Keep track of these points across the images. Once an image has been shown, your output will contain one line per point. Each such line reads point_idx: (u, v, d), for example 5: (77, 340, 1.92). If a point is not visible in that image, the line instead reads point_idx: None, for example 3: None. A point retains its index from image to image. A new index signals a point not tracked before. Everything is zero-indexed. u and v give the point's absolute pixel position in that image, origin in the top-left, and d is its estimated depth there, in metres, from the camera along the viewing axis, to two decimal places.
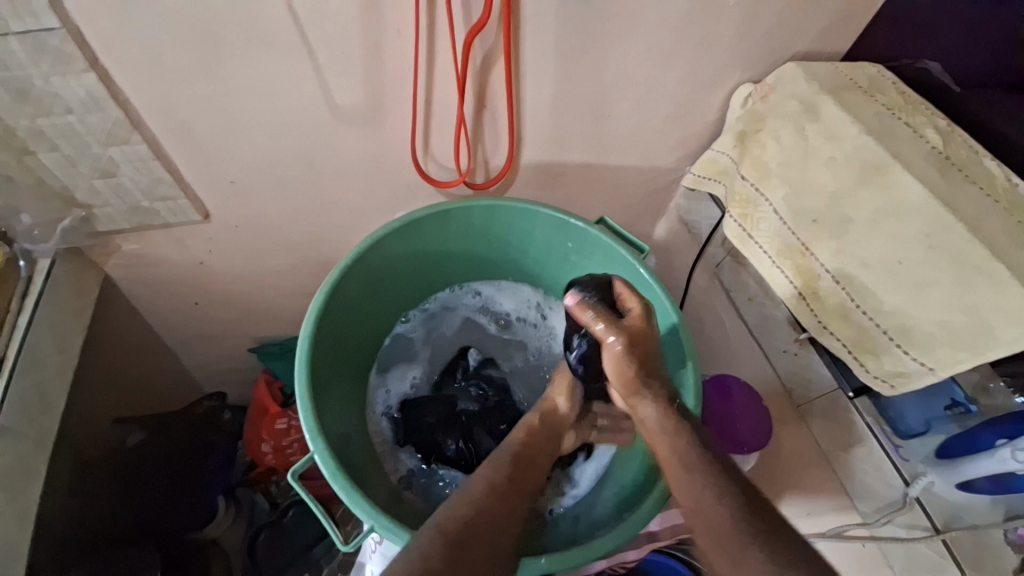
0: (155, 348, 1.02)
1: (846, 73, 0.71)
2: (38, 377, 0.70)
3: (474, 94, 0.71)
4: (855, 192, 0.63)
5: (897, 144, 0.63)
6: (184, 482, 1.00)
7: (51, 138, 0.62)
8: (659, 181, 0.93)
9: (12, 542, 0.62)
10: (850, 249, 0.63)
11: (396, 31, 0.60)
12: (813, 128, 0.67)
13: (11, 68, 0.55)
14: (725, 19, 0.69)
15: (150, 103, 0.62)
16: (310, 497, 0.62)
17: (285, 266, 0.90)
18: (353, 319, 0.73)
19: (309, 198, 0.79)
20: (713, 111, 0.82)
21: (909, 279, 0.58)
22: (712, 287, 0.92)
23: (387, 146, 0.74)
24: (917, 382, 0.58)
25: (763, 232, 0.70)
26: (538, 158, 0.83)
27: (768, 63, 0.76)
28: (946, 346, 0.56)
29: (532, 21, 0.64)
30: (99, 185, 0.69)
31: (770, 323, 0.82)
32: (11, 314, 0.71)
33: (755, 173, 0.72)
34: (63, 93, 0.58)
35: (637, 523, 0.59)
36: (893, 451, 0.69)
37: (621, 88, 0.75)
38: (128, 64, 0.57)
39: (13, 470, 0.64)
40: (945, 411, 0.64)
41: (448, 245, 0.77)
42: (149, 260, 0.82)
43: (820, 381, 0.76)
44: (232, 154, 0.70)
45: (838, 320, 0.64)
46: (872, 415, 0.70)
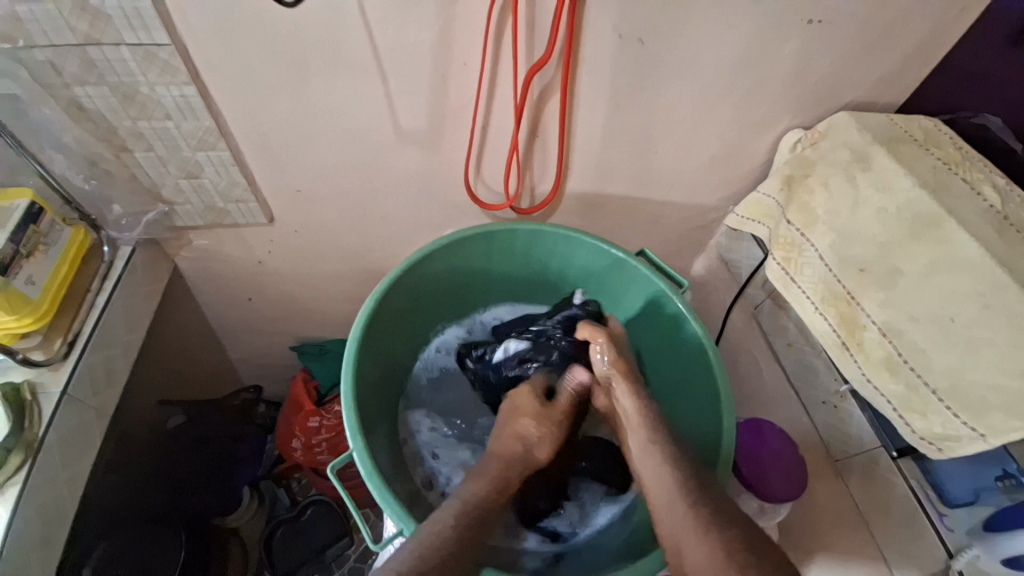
0: (207, 337, 1.08)
1: (901, 126, 0.71)
2: (106, 351, 0.76)
3: (528, 125, 0.75)
4: (906, 244, 0.62)
5: (953, 199, 0.62)
6: (214, 471, 1.05)
7: (148, 139, 0.70)
8: (700, 218, 0.94)
9: (61, 502, 0.66)
10: (898, 302, 0.61)
11: (463, 63, 0.65)
12: (863, 177, 0.67)
13: (123, 75, 0.62)
14: (779, 66, 0.71)
15: (237, 115, 0.68)
16: (345, 494, 0.62)
17: (335, 272, 0.95)
18: (396, 326, 0.75)
19: (364, 210, 0.84)
20: (761, 154, 0.83)
21: (959, 337, 0.56)
22: (748, 328, 0.91)
23: (441, 167, 0.78)
24: (966, 447, 0.56)
25: (807, 278, 0.70)
26: (583, 188, 0.86)
27: (819, 111, 0.77)
28: (999, 412, 0.53)
29: (589, 60, 0.67)
30: (183, 184, 0.76)
31: (810, 370, 0.80)
32: (90, 293, 0.76)
33: (801, 219, 0.72)
34: (164, 100, 0.65)
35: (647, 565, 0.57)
36: (937, 519, 0.65)
37: (669, 126, 0.77)
38: (224, 80, 0.64)
39: (74, 436, 0.69)
40: (994, 482, 0.61)
41: (490, 264, 0.80)
42: (213, 255, 0.89)
43: (860, 436, 0.73)
44: (301, 164, 0.76)
45: (884, 374, 0.62)
46: (917, 479, 0.67)
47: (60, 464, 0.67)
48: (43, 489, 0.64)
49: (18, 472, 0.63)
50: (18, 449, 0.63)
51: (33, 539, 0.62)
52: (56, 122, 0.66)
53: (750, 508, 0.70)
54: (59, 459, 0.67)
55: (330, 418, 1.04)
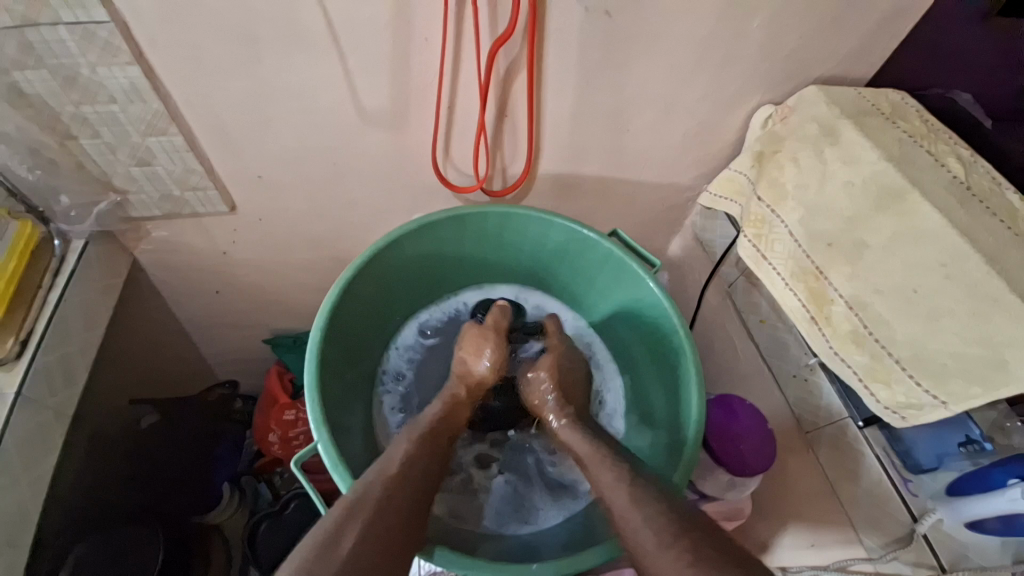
0: (175, 332, 1.05)
1: (868, 99, 0.71)
2: (63, 350, 0.72)
3: (496, 104, 0.73)
4: (872, 217, 0.62)
5: (917, 171, 0.62)
6: (191, 469, 1.05)
7: (93, 125, 0.66)
8: (673, 197, 0.94)
9: (26, 506, 0.64)
10: (864, 275, 0.62)
11: (424, 40, 0.63)
12: (830, 152, 0.67)
13: (62, 57, 0.58)
14: (748, 40, 0.70)
15: (189, 97, 0.65)
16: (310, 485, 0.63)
17: (304, 261, 0.93)
18: (366, 315, 0.74)
19: (332, 196, 0.81)
20: (732, 131, 0.83)
21: (922, 307, 0.57)
22: (723, 306, 0.92)
23: (407, 149, 0.76)
24: (928, 415, 0.57)
25: (777, 254, 0.70)
26: (555, 169, 0.84)
27: (789, 86, 0.76)
28: (960, 379, 0.54)
29: (555, 35, 0.66)
30: (136, 172, 0.72)
31: (781, 346, 0.81)
32: (40, 290, 0.72)
33: (770, 195, 0.72)
34: (108, 83, 0.61)
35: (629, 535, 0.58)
36: (902, 485, 0.67)
37: (639, 104, 0.76)
38: (170, 58, 0.60)
39: (32, 437, 0.66)
40: (958, 448, 0.63)
41: (462, 249, 0.78)
42: (176, 246, 0.86)
43: (829, 408, 0.74)
44: (261, 149, 0.73)
45: (850, 347, 0.62)
46: (881, 446, 0.68)
47: (21, 466, 0.65)
48: (3, 493, 0.62)
49: None
50: None
51: None
52: None
53: (722, 482, 0.72)
54: (19, 461, 0.64)
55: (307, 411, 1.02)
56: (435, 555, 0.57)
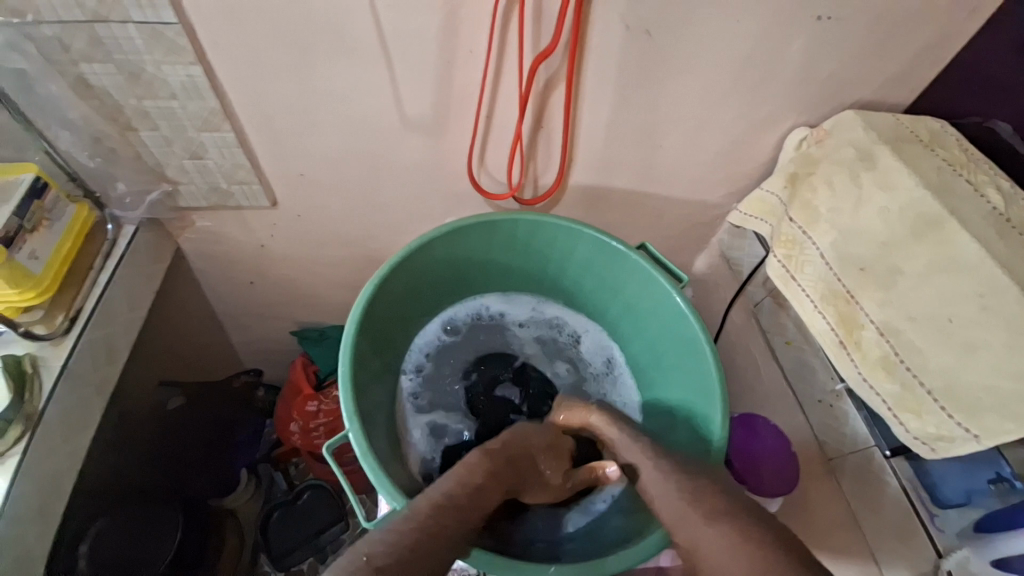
0: (208, 319, 1.09)
1: (907, 125, 0.71)
2: (107, 329, 0.76)
3: (532, 115, 0.75)
4: (907, 245, 0.62)
5: (956, 200, 0.61)
6: (213, 451, 1.09)
7: (153, 118, 0.70)
8: (702, 214, 0.94)
9: (61, 475, 0.68)
10: (898, 302, 0.61)
11: (468, 51, 0.65)
12: (867, 177, 0.67)
13: (130, 53, 0.62)
14: (787, 62, 0.70)
15: (242, 96, 0.68)
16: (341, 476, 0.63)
17: (337, 258, 0.96)
18: (395, 313, 0.76)
19: (367, 196, 0.84)
20: (766, 152, 0.83)
21: (957, 338, 0.56)
22: (748, 326, 0.91)
23: (444, 155, 0.78)
24: (958, 448, 0.56)
25: (807, 275, 0.69)
26: (586, 180, 0.86)
27: (827, 109, 0.76)
28: (994, 413, 0.53)
29: (595, 50, 0.67)
30: (187, 165, 0.76)
31: (807, 369, 0.80)
32: (92, 271, 0.76)
33: (803, 216, 0.72)
34: (169, 79, 0.65)
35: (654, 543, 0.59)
36: (929, 520, 0.65)
37: (673, 121, 0.77)
38: (228, 58, 0.64)
39: (72, 410, 0.70)
40: (987, 484, 0.62)
41: (491, 254, 0.80)
42: (217, 237, 0.90)
43: (854, 435, 0.73)
44: (304, 147, 0.76)
45: (879, 373, 0.61)
46: (909, 479, 0.67)
47: (60, 438, 0.68)
48: (44, 461, 0.65)
49: (16, 444, 0.64)
50: (19, 421, 0.64)
51: (32, 510, 0.63)
52: (61, 98, 0.66)
53: None
54: (58, 433, 0.68)
55: (329, 403, 1.05)
56: (473, 555, 0.57)
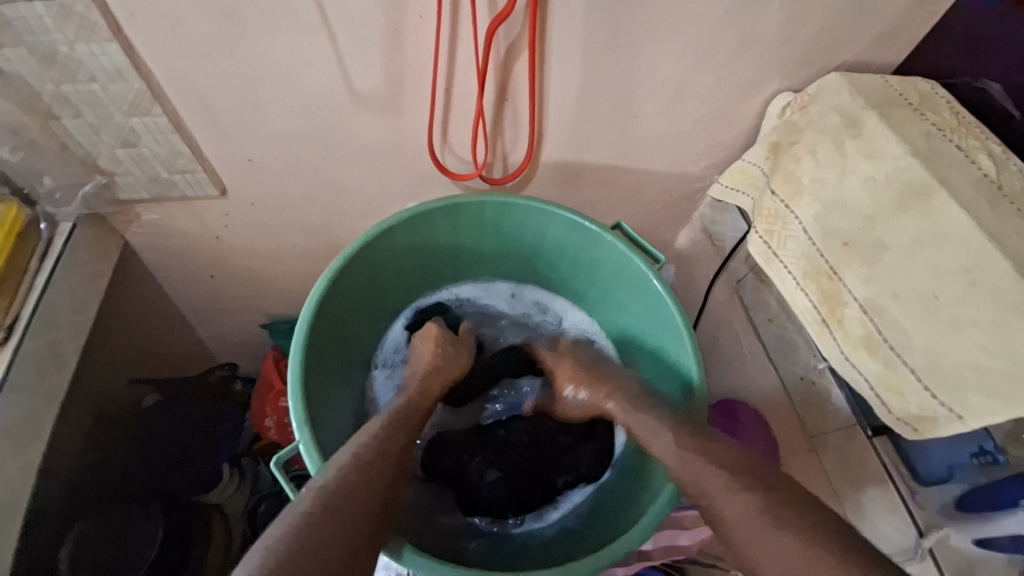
0: (171, 315, 1.04)
1: (895, 87, 0.66)
2: (50, 337, 0.71)
3: (495, 87, 0.69)
4: (893, 217, 0.58)
5: (945, 168, 0.58)
6: (192, 449, 1.05)
7: (75, 105, 0.63)
8: (683, 188, 0.90)
9: (14, 493, 0.63)
10: (882, 278, 0.58)
11: (418, 17, 0.59)
12: (852, 145, 0.63)
13: (39, 33, 0.55)
14: (768, 22, 0.65)
15: (172, 76, 0.62)
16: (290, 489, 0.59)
17: (300, 247, 0.91)
18: (359, 306, 0.72)
19: (326, 181, 0.78)
20: (747, 120, 0.78)
21: (943, 317, 0.53)
22: (730, 303, 0.89)
23: (404, 134, 0.73)
24: (942, 428, 0.54)
25: (789, 251, 0.66)
26: (559, 156, 0.81)
27: (811, 72, 0.71)
28: (978, 393, 0.51)
29: (559, 13, 0.61)
30: (121, 154, 0.69)
31: (790, 346, 0.78)
32: (28, 274, 0.70)
33: (785, 188, 0.68)
34: (87, 61, 0.58)
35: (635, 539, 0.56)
36: (910, 498, 0.64)
37: (649, 89, 0.72)
38: (150, 34, 0.57)
39: (18, 424, 0.65)
40: (970, 459, 0.61)
41: (459, 239, 0.75)
42: (168, 230, 0.84)
43: (836, 413, 0.71)
44: (250, 131, 0.70)
45: (862, 353, 0.58)
46: (889, 456, 0.66)
47: (8, 453, 0.63)
48: None
49: None
50: None
51: None
52: None
53: None
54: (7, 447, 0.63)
55: None
56: (404, 556, 0.54)
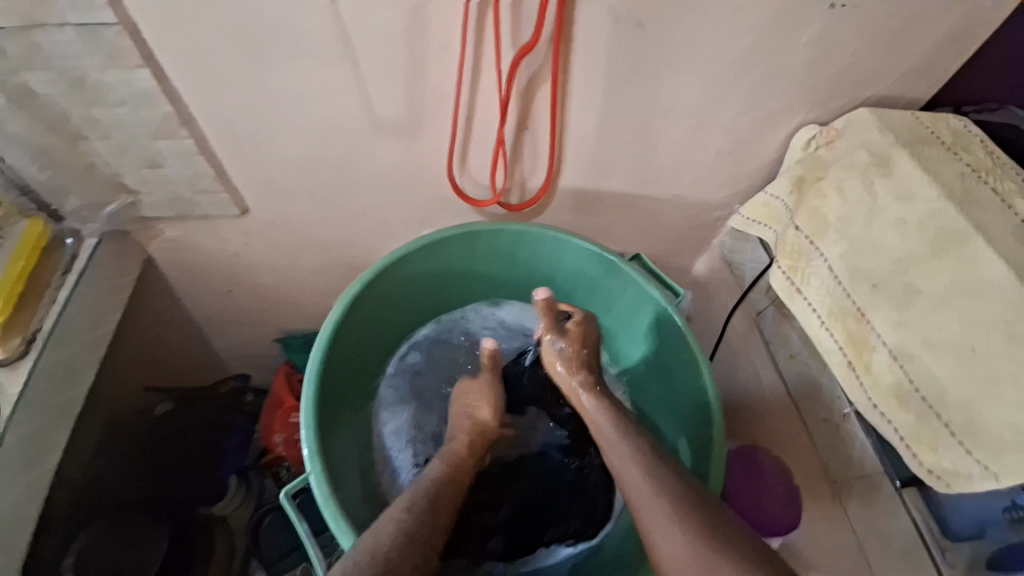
0: (186, 328, 1.05)
1: (927, 125, 0.64)
2: (67, 351, 0.71)
3: (516, 116, 0.69)
4: (926, 261, 0.56)
5: (981, 212, 0.55)
6: (202, 457, 1.06)
7: (104, 127, 0.64)
8: (702, 217, 0.88)
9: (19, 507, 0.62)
10: (913, 324, 0.55)
11: (441, 48, 0.59)
12: (882, 184, 0.61)
13: (71, 59, 0.56)
14: (794, 56, 0.64)
15: (197, 100, 0.63)
16: (298, 522, 0.58)
17: (317, 266, 0.91)
18: (358, 333, 0.68)
19: (343, 203, 0.79)
20: (770, 151, 0.76)
21: (978, 371, 0.50)
22: (749, 335, 0.86)
23: (423, 159, 0.73)
24: (977, 486, 0.50)
25: (814, 289, 0.64)
26: (577, 183, 0.80)
27: (837, 106, 0.70)
28: (1017, 453, 0.48)
29: (582, 46, 0.61)
30: (146, 175, 0.70)
31: (812, 386, 0.75)
32: (50, 289, 0.71)
33: (810, 225, 0.66)
34: (116, 85, 0.59)
35: None
36: (939, 555, 0.60)
37: (670, 120, 0.71)
38: (178, 60, 0.58)
39: (30, 437, 0.65)
40: (1003, 514, 0.56)
41: (474, 266, 0.74)
42: (188, 247, 0.85)
43: (861, 460, 0.68)
44: (271, 154, 0.70)
45: (892, 401, 0.56)
46: (919, 510, 0.61)
47: (17, 466, 0.63)
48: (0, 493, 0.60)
49: None
50: None
51: None
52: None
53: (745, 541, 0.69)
54: (18, 460, 0.63)
55: None
56: None
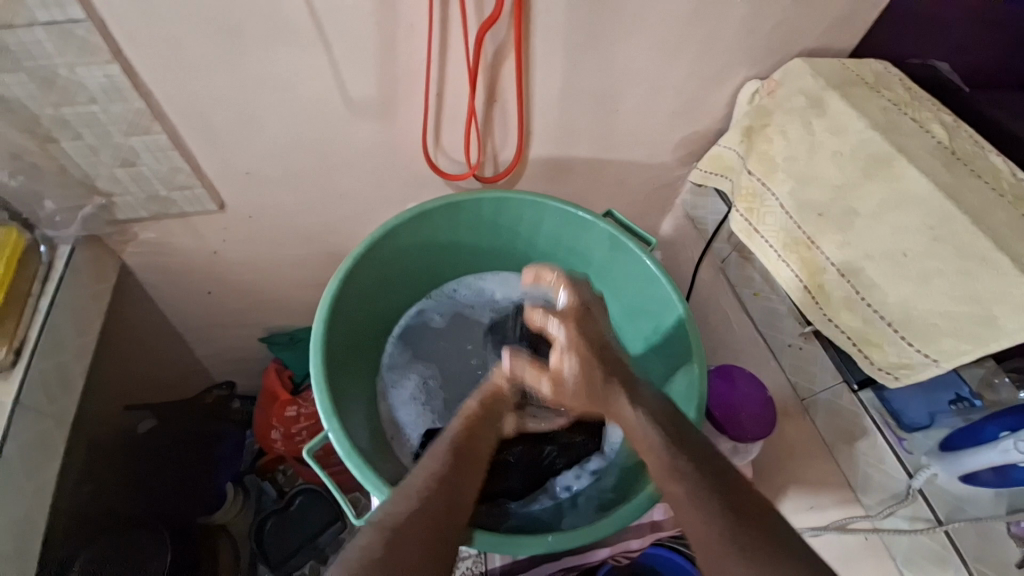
0: (167, 338, 1.03)
1: (852, 69, 0.72)
2: (57, 358, 0.71)
3: (485, 89, 0.72)
4: (861, 186, 0.63)
5: (904, 138, 0.63)
6: (195, 468, 1.01)
7: (74, 127, 0.64)
8: (664, 177, 0.95)
9: (30, 515, 0.63)
10: (856, 242, 0.63)
11: (410, 26, 0.62)
12: (819, 123, 0.68)
13: (38, 58, 0.56)
14: (734, 15, 0.70)
15: (170, 93, 0.63)
16: (327, 477, 0.61)
17: (297, 257, 0.92)
18: (365, 305, 0.74)
19: (322, 189, 0.80)
20: (720, 107, 0.83)
21: (912, 271, 0.58)
22: (717, 282, 0.93)
23: (398, 139, 0.75)
24: (920, 373, 0.58)
25: (768, 226, 0.71)
26: (547, 152, 0.84)
27: (775, 60, 0.77)
28: (949, 336, 0.56)
29: (542, 16, 0.65)
30: (120, 174, 0.71)
31: (776, 317, 0.82)
32: (31, 298, 0.71)
33: (761, 168, 0.73)
34: (87, 82, 0.59)
35: (639, 505, 0.59)
36: (897, 444, 0.69)
37: (628, 84, 0.76)
38: (149, 52, 0.59)
39: (33, 445, 0.65)
40: (949, 405, 0.66)
41: (458, 236, 0.78)
42: (165, 249, 0.84)
43: (824, 374, 0.76)
44: (247, 144, 0.71)
45: (843, 312, 0.63)
46: (876, 408, 0.71)
47: (22, 477, 0.63)
48: (8, 502, 0.60)
49: None
50: None
51: (6, 554, 0.59)
52: None
53: (724, 450, 0.73)
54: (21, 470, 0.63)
55: (308, 406, 1.02)
56: (475, 539, 0.57)
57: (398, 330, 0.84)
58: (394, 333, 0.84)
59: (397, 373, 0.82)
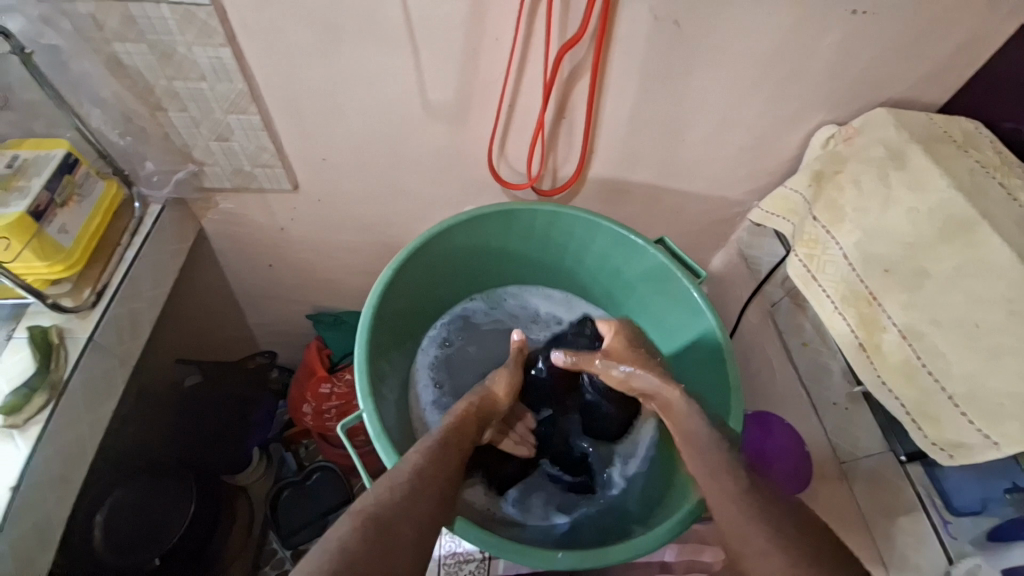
0: (226, 303, 1.11)
1: (940, 125, 0.69)
2: (132, 306, 0.78)
3: (556, 105, 0.74)
4: (935, 247, 0.60)
5: (988, 203, 0.60)
6: (229, 428, 1.06)
7: (182, 99, 0.71)
8: (722, 212, 0.93)
9: (81, 441, 0.69)
10: (922, 305, 0.60)
11: (494, 38, 0.65)
12: (896, 176, 0.65)
13: (161, 33, 0.63)
14: (818, 58, 0.69)
15: (269, 79, 0.69)
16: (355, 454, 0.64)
17: (355, 244, 0.97)
18: (411, 298, 0.77)
19: (388, 183, 0.85)
20: (790, 148, 0.81)
21: (982, 344, 0.55)
22: (764, 325, 0.90)
23: (465, 144, 0.79)
24: (978, 455, 0.55)
25: (828, 276, 0.69)
26: (607, 172, 0.85)
27: (856, 107, 0.74)
28: (1016, 421, 0.52)
29: (622, 41, 0.67)
30: (213, 147, 0.77)
31: (823, 371, 0.80)
32: (120, 247, 0.78)
33: (828, 216, 0.71)
34: (200, 61, 0.66)
35: (651, 539, 0.58)
36: (941, 527, 0.65)
37: (698, 116, 0.76)
38: (258, 40, 0.64)
39: (97, 381, 0.72)
40: (1004, 494, 0.62)
41: (508, 244, 0.80)
42: (239, 219, 0.91)
43: (869, 440, 0.72)
44: (329, 132, 0.76)
45: (900, 378, 0.61)
46: (923, 485, 0.67)
47: (82, 409, 0.69)
48: (65, 427, 0.67)
49: (42, 411, 0.66)
50: (43, 390, 0.66)
51: (51, 479, 0.65)
52: (95, 76, 0.67)
53: None
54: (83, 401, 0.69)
55: (341, 386, 1.06)
56: (457, 526, 0.58)
57: (442, 321, 0.86)
58: (434, 328, 0.86)
59: (431, 367, 0.83)
